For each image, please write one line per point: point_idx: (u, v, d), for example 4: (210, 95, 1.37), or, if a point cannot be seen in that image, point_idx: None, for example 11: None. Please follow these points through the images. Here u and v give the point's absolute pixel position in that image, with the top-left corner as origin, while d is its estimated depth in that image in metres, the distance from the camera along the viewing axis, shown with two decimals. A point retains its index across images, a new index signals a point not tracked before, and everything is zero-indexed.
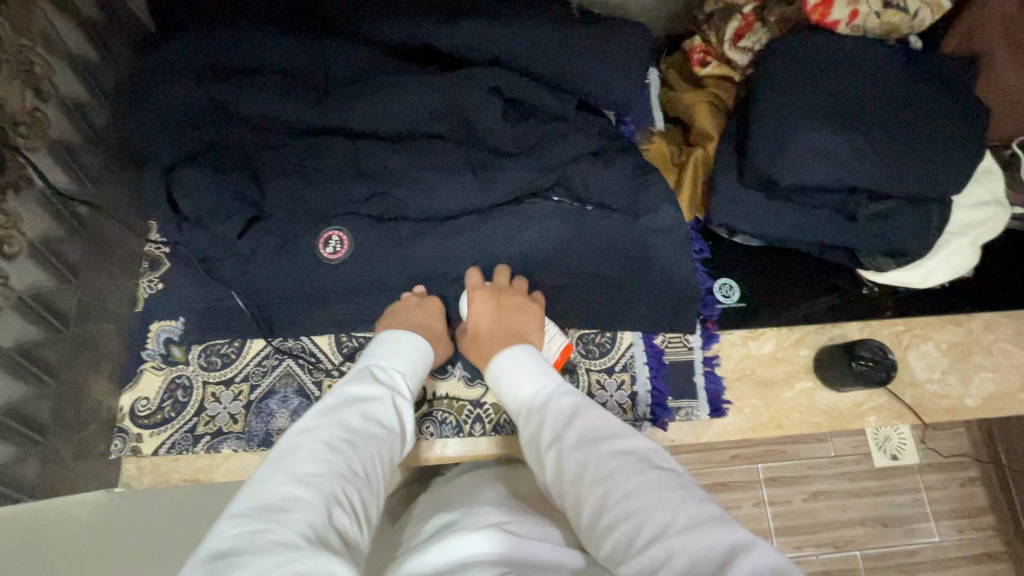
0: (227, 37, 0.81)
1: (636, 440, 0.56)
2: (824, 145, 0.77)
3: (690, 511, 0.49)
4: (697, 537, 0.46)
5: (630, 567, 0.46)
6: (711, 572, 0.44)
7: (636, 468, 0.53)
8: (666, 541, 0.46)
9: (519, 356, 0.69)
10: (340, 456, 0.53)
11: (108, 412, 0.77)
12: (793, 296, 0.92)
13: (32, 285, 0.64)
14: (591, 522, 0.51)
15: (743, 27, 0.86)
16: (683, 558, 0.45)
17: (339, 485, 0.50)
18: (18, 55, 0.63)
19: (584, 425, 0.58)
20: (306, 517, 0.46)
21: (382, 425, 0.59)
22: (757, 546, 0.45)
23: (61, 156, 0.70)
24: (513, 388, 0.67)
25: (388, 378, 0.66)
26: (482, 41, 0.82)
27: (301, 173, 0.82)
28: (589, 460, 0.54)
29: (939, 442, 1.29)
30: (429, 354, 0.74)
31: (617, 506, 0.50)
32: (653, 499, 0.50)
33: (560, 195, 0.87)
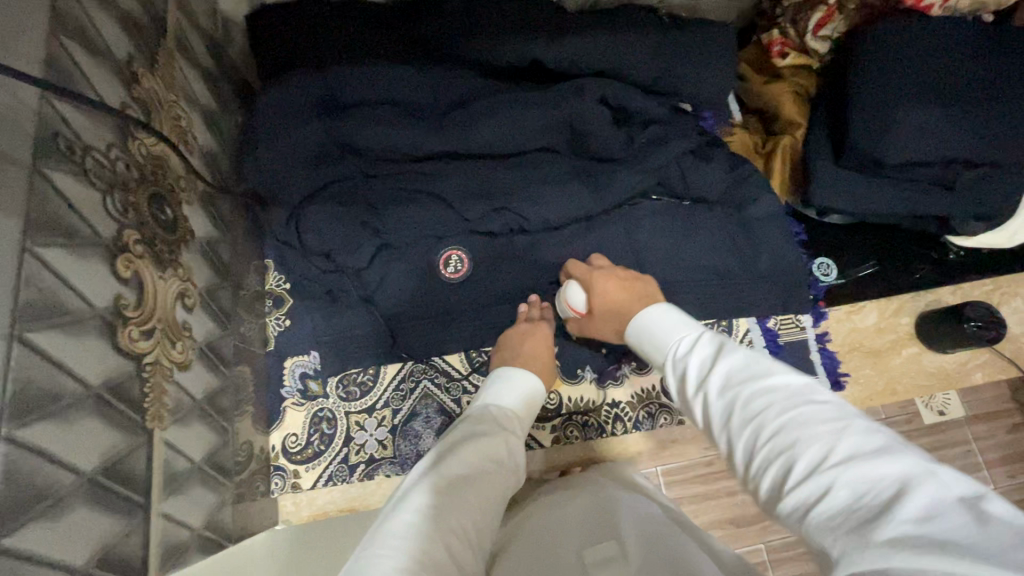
0: (334, 70, 0.82)
1: (786, 377, 0.50)
2: (924, 120, 0.80)
3: (850, 442, 0.42)
4: (860, 470, 0.40)
5: (788, 500, 0.42)
6: (880, 503, 0.38)
7: (790, 403, 0.47)
8: (825, 472, 0.41)
9: (658, 316, 0.67)
10: (458, 489, 0.52)
11: (264, 451, 0.78)
12: (889, 269, 0.96)
13: (206, 335, 0.65)
14: (745, 459, 0.47)
15: (825, 16, 0.88)
16: (850, 487, 0.40)
17: (455, 517, 0.49)
18: (169, 111, 0.64)
19: (727, 367, 0.53)
20: (426, 548, 0.45)
21: (501, 461, 0.58)
22: (933, 477, 0.38)
23: (206, 207, 0.70)
24: (656, 342, 0.65)
25: (506, 416, 0.64)
26: (582, 53, 0.84)
27: (414, 197, 0.83)
28: (735, 401, 0.50)
29: (986, 395, 1.34)
30: (541, 387, 0.71)
31: (769, 442, 0.46)
32: (807, 431, 0.44)
33: (658, 193, 0.90)
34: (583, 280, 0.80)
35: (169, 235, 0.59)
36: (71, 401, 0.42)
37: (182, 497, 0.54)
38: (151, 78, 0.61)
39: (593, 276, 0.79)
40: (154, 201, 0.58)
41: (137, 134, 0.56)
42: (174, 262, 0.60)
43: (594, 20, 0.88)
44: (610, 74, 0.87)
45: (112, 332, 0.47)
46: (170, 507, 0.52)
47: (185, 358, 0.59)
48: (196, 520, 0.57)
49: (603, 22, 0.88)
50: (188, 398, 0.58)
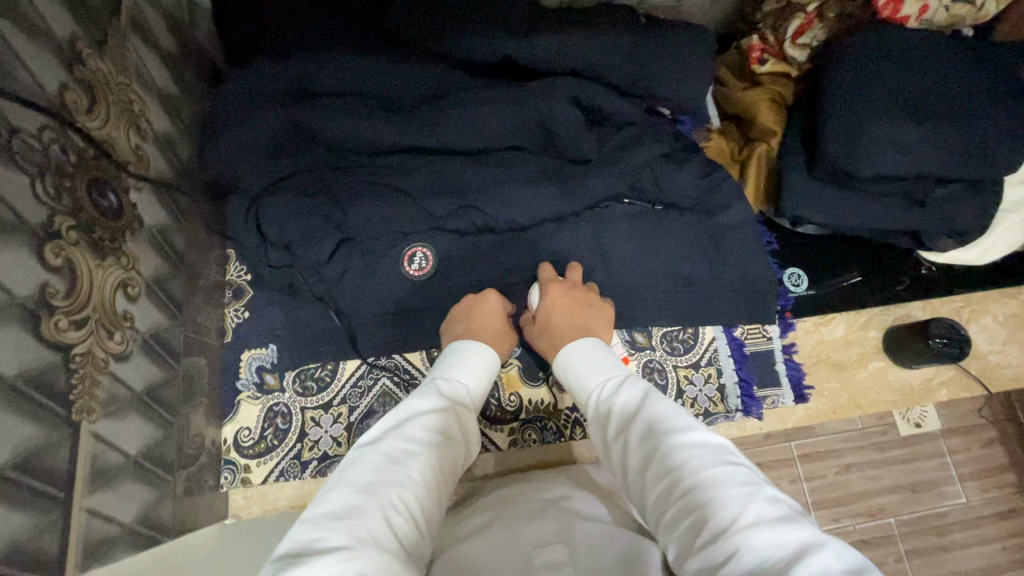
0: (301, 60, 0.80)
1: (705, 435, 0.53)
2: (896, 134, 0.79)
3: (756, 507, 0.44)
4: (762, 535, 0.42)
5: (694, 558, 0.44)
6: (778, 567, 0.39)
7: (707, 461, 0.49)
8: (726, 536, 0.43)
9: (583, 350, 0.69)
10: (399, 466, 0.52)
11: (214, 444, 0.77)
12: (860, 280, 0.95)
13: (151, 326, 0.63)
14: (661, 515, 0.49)
15: (804, 24, 0.87)
16: (745, 556, 0.41)
17: (397, 491, 0.49)
18: (118, 94, 0.62)
19: (652, 418, 0.56)
20: (364, 523, 0.45)
21: (446, 436, 0.58)
22: (827, 547, 0.40)
23: (160, 192, 0.69)
24: (584, 381, 0.67)
25: (452, 391, 0.65)
26: (555, 50, 0.82)
27: (378, 191, 0.81)
28: (655, 454, 0.53)
29: (961, 408, 1.34)
30: (496, 356, 0.73)
31: (682, 499, 0.48)
32: (717, 492, 0.46)
33: (631, 197, 0.88)
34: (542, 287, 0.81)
35: (112, 222, 0.58)
36: None
37: (111, 493, 0.53)
38: (100, 59, 0.59)
39: (552, 287, 0.79)
40: (96, 186, 0.56)
41: (78, 118, 0.54)
42: (116, 250, 0.58)
43: (571, 18, 0.86)
44: (584, 73, 0.85)
45: (32, 321, 0.45)
46: (95, 502, 0.51)
47: (123, 348, 0.57)
48: (127, 516, 0.55)
49: (579, 20, 0.86)
50: (125, 390, 0.57)
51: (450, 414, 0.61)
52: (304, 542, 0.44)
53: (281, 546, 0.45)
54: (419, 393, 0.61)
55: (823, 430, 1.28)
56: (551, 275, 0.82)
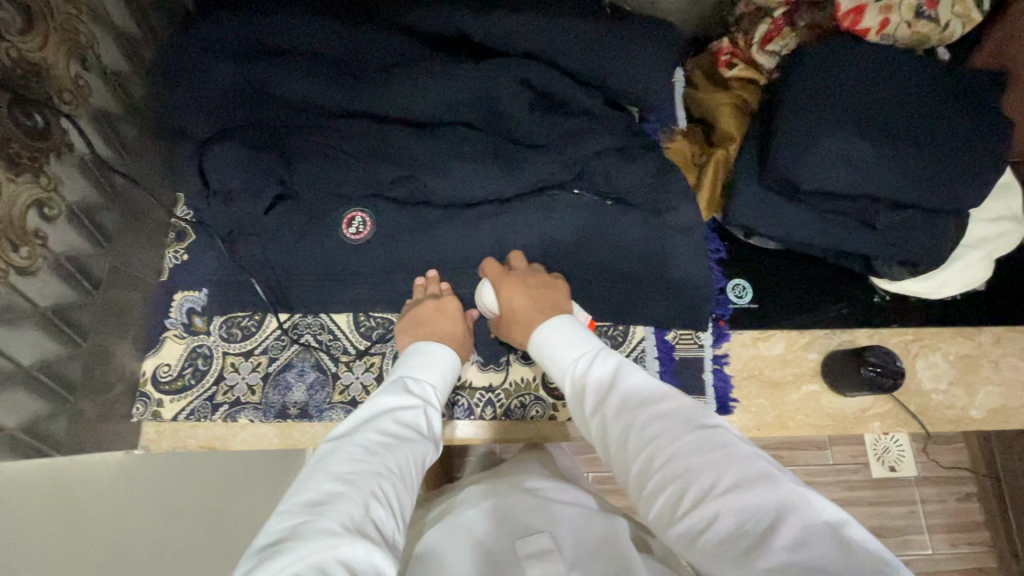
0: (261, 15, 0.82)
1: (675, 402, 0.55)
2: (844, 149, 0.76)
3: (737, 469, 0.48)
4: (744, 498, 0.46)
5: (680, 524, 0.47)
6: (761, 530, 0.44)
7: (682, 430, 0.52)
8: (713, 500, 0.47)
9: (561, 327, 0.69)
10: (375, 458, 0.53)
11: (133, 375, 0.80)
12: (804, 300, 0.93)
13: (68, 248, 0.66)
14: (639, 484, 0.52)
15: (772, 31, 0.86)
16: (733, 516, 0.46)
17: (375, 481, 0.51)
18: (63, 23, 0.65)
19: (625, 393, 0.58)
20: (344, 510, 0.47)
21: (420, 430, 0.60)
22: (806, 503, 0.45)
23: (100, 125, 0.71)
24: (557, 357, 0.67)
25: (421, 388, 0.66)
26: (511, 32, 0.83)
27: (323, 151, 0.82)
28: (631, 428, 0.55)
29: (939, 456, 1.26)
30: (458, 360, 0.74)
31: (662, 468, 0.50)
32: (700, 458, 0.50)
33: (580, 187, 0.87)
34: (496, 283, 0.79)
35: (35, 142, 0.60)
36: None
37: None
38: None
39: (502, 286, 0.78)
40: (20, 106, 0.58)
41: (7, 37, 0.57)
42: (36, 169, 0.61)
43: (534, 1, 0.86)
44: (540, 58, 0.85)
45: None
46: None
47: (31, 264, 0.60)
48: (9, 421, 0.58)
49: (544, 5, 0.86)
50: (26, 303, 0.60)
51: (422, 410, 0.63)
52: (286, 531, 0.45)
53: (259, 538, 0.45)
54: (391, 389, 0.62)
55: (785, 458, 1.23)
56: (496, 270, 0.80)
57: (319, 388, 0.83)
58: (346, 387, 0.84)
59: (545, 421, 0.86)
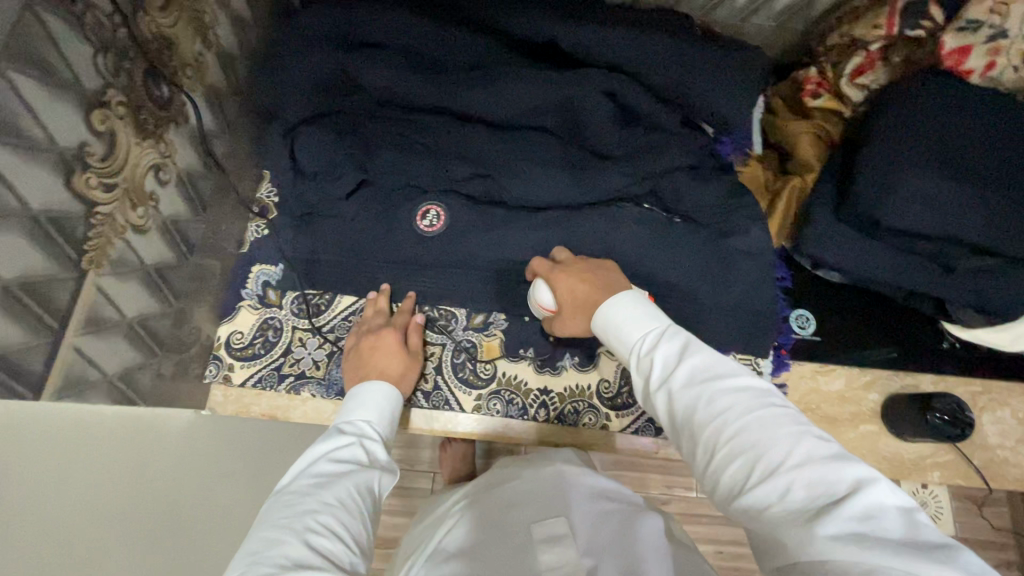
0: (363, 8, 0.85)
1: (745, 379, 0.55)
2: (927, 190, 0.75)
3: (805, 447, 0.48)
4: (813, 472, 0.46)
5: (747, 497, 0.47)
6: (829, 504, 0.44)
7: (752, 406, 0.52)
8: (782, 475, 0.46)
9: (626, 304, 0.67)
10: (310, 497, 0.55)
11: (207, 338, 0.84)
12: (868, 338, 0.91)
13: (172, 212, 0.70)
14: (704, 459, 0.52)
15: (865, 64, 0.86)
16: (804, 490, 0.45)
17: (309, 520, 0.52)
18: (193, 3, 0.69)
19: (692, 366, 0.56)
20: (281, 552, 0.49)
21: (358, 462, 0.61)
22: (880, 482, 0.45)
23: (209, 99, 0.76)
24: (622, 331, 0.65)
25: (356, 426, 0.67)
26: (602, 44, 0.84)
27: (409, 146, 0.85)
28: (699, 402, 0.54)
29: (984, 517, 1.21)
30: (396, 392, 0.75)
31: (729, 443, 0.50)
32: (769, 434, 0.49)
33: (649, 203, 0.89)
34: (548, 281, 0.79)
35: (159, 110, 0.64)
36: (4, 213, 0.46)
37: (99, 341, 0.59)
38: None
39: (555, 275, 0.78)
40: (152, 75, 0.63)
41: (149, 11, 0.61)
42: (157, 135, 0.65)
43: (625, 16, 0.88)
44: (626, 70, 0.86)
45: (67, 170, 0.52)
46: (84, 343, 0.57)
47: (143, 223, 0.64)
48: (110, 366, 0.62)
49: (634, 19, 0.88)
50: (135, 259, 0.64)
51: (360, 443, 0.64)
52: None
53: None
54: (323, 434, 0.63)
55: None
56: (546, 266, 0.80)
57: None
58: None
59: (594, 429, 0.87)
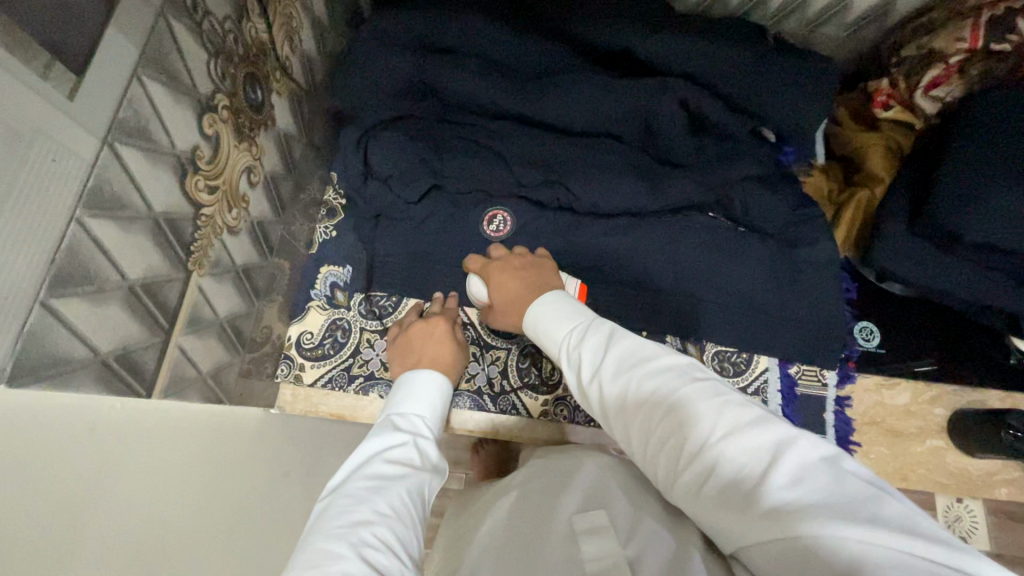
0: (439, 13, 0.86)
1: (667, 360, 0.56)
2: (1013, 208, 0.73)
3: (731, 418, 0.49)
4: (740, 443, 0.47)
5: (687, 480, 0.48)
6: (761, 473, 0.45)
7: (676, 387, 0.53)
8: (712, 452, 0.48)
9: (549, 302, 0.68)
10: (364, 505, 0.52)
11: (279, 338, 0.85)
12: (938, 353, 0.90)
13: (259, 214, 0.71)
14: (647, 449, 0.53)
15: (942, 76, 0.83)
16: (733, 463, 0.47)
17: (365, 530, 0.50)
18: (285, 9, 0.70)
19: (618, 356, 0.57)
20: (341, 567, 0.45)
21: (411, 463, 0.59)
22: (801, 440, 0.47)
23: (292, 103, 0.77)
24: (545, 328, 0.67)
25: (409, 421, 0.65)
26: (676, 53, 0.85)
27: (478, 151, 0.87)
28: (628, 391, 0.55)
29: None
30: (446, 379, 0.72)
31: (664, 430, 0.51)
32: (696, 412, 0.51)
33: (715, 212, 0.89)
34: (483, 276, 0.80)
35: (254, 114, 0.66)
36: (135, 216, 0.47)
37: (198, 340, 0.61)
38: None
39: (488, 270, 0.79)
40: (250, 80, 0.64)
41: (251, 17, 0.62)
42: (251, 138, 0.66)
43: (698, 25, 0.88)
44: (698, 79, 0.86)
45: (182, 174, 0.53)
46: (187, 342, 0.58)
47: (236, 225, 0.65)
48: (204, 365, 0.63)
49: (708, 28, 0.88)
50: (228, 260, 0.65)
51: (412, 441, 0.62)
52: None
53: None
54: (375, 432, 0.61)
55: None
56: (481, 262, 0.81)
57: None
58: (472, 376, 0.89)
59: None
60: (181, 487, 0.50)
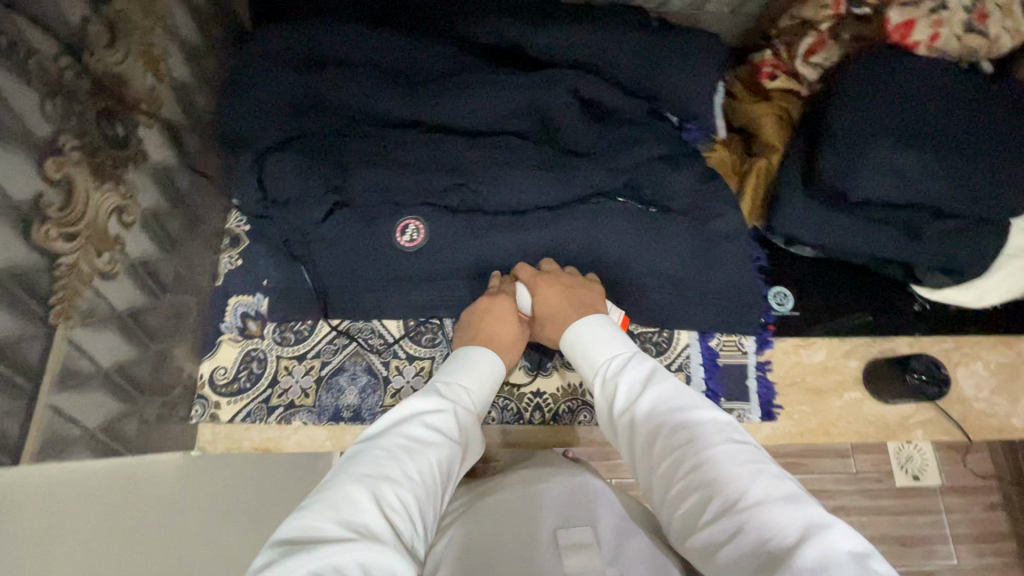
0: (320, 25, 0.84)
1: (709, 414, 0.56)
2: (892, 161, 0.78)
3: (763, 486, 0.49)
4: (766, 514, 0.47)
5: (700, 535, 0.49)
6: (779, 549, 0.44)
7: (710, 440, 0.53)
8: (733, 514, 0.48)
9: (592, 330, 0.72)
10: (397, 462, 0.55)
11: (190, 378, 0.82)
12: (847, 308, 0.94)
13: (141, 253, 0.68)
14: (663, 489, 0.54)
15: (817, 43, 0.88)
16: (752, 530, 0.46)
17: (393, 489, 0.52)
18: (142, 38, 0.67)
19: (656, 395, 0.60)
20: (363, 516, 0.48)
21: (450, 434, 0.61)
22: (831, 527, 0.45)
23: (169, 134, 0.73)
24: (591, 361, 0.70)
25: (452, 392, 0.67)
26: (564, 44, 0.85)
27: (380, 160, 0.83)
28: (659, 433, 0.57)
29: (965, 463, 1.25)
30: (501, 369, 0.75)
31: (686, 478, 0.52)
32: (725, 470, 0.51)
33: (625, 196, 0.88)
34: (529, 285, 0.82)
35: (117, 150, 0.62)
36: None
37: (77, 396, 0.58)
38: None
39: (537, 281, 0.81)
40: (105, 116, 0.60)
41: (96, 51, 0.59)
42: (117, 176, 0.62)
43: (584, 13, 0.88)
44: (590, 68, 0.86)
45: (23, 223, 0.49)
46: (61, 401, 0.55)
47: (111, 268, 0.62)
48: (91, 421, 0.60)
49: (594, 16, 0.88)
50: (106, 306, 0.61)
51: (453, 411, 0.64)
52: (305, 529, 0.47)
53: (284, 526, 0.48)
54: (426, 393, 0.64)
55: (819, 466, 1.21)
56: (531, 271, 0.83)
57: (371, 391, 0.85)
58: (397, 391, 0.85)
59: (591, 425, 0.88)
60: (74, 533, 0.47)
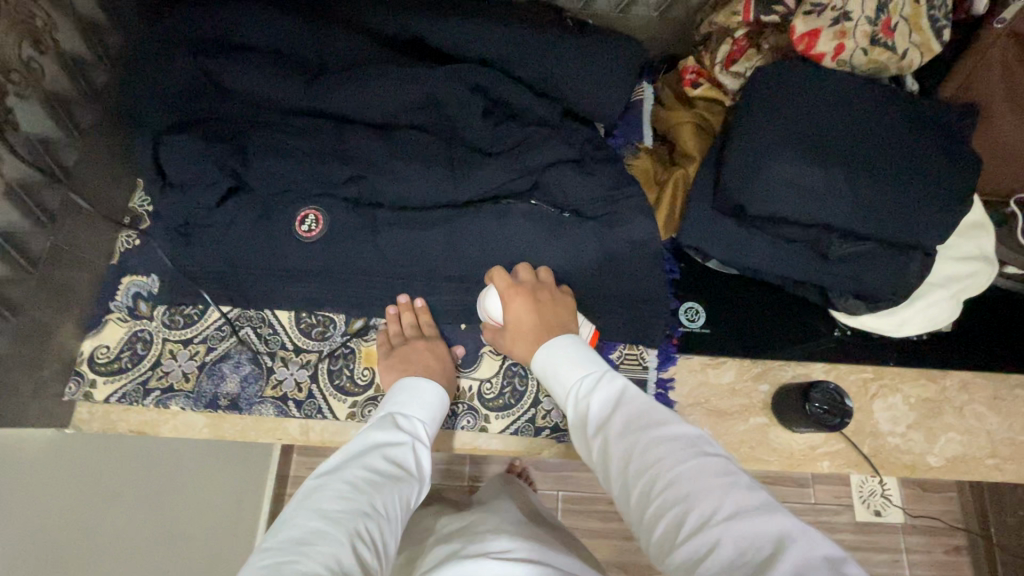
0: (225, 11, 0.84)
1: (679, 425, 0.53)
2: (791, 176, 0.74)
3: (737, 498, 0.45)
4: (745, 528, 0.43)
5: (679, 555, 0.44)
6: (759, 563, 0.41)
7: (683, 455, 0.50)
8: (712, 529, 0.44)
9: (560, 349, 0.68)
10: (363, 496, 0.52)
11: (69, 354, 0.81)
12: (760, 329, 0.90)
13: (3, 221, 0.70)
14: (640, 510, 0.49)
15: (736, 51, 0.86)
16: (731, 547, 0.43)
17: (363, 523, 0.49)
18: (20, 9, 0.69)
19: (627, 413, 0.55)
20: (330, 554, 0.45)
21: (409, 466, 0.59)
22: (806, 536, 0.43)
23: (51, 107, 0.76)
24: (560, 377, 0.66)
25: (413, 424, 0.66)
26: (469, 38, 0.84)
27: (275, 146, 0.81)
28: (634, 448, 0.52)
29: (926, 506, 1.18)
30: (446, 401, 0.74)
31: (662, 492, 0.48)
32: (698, 485, 0.47)
33: (537, 199, 0.85)
34: (504, 297, 0.78)
35: None
36: None
37: None
38: None
39: (511, 296, 0.77)
40: None
41: None
42: None
43: (497, 10, 0.87)
44: (497, 65, 0.85)
45: None
46: None
47: None
48: None
49: (506, 13, 0.87)
50: None
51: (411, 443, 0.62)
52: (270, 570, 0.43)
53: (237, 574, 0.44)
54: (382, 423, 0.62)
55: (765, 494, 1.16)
56: (506, 279, 0.80)
57: (252, 381, 0.84)
58: (279, 382, 0.84)
59: (478, 432, 0.85)
60: None
